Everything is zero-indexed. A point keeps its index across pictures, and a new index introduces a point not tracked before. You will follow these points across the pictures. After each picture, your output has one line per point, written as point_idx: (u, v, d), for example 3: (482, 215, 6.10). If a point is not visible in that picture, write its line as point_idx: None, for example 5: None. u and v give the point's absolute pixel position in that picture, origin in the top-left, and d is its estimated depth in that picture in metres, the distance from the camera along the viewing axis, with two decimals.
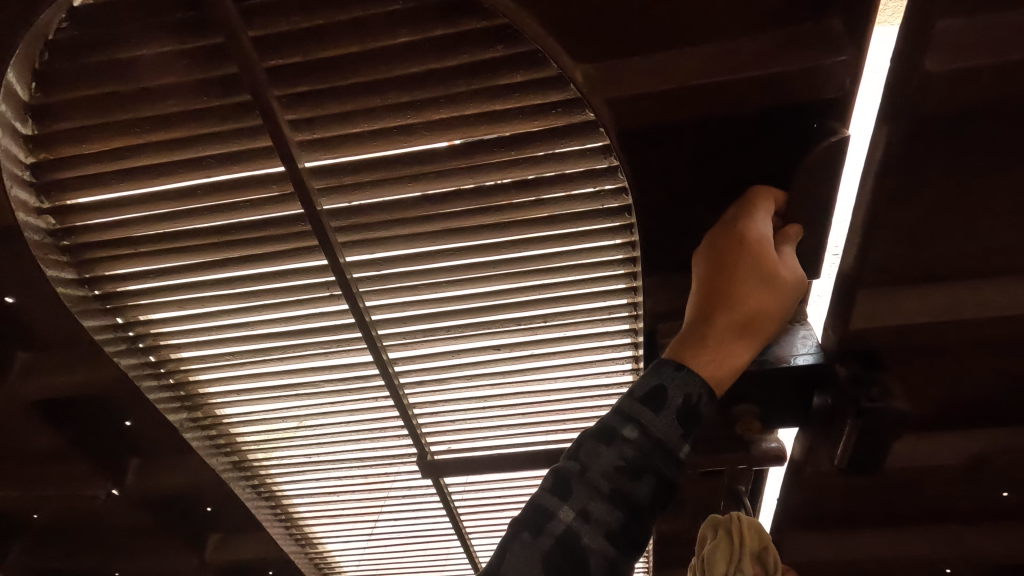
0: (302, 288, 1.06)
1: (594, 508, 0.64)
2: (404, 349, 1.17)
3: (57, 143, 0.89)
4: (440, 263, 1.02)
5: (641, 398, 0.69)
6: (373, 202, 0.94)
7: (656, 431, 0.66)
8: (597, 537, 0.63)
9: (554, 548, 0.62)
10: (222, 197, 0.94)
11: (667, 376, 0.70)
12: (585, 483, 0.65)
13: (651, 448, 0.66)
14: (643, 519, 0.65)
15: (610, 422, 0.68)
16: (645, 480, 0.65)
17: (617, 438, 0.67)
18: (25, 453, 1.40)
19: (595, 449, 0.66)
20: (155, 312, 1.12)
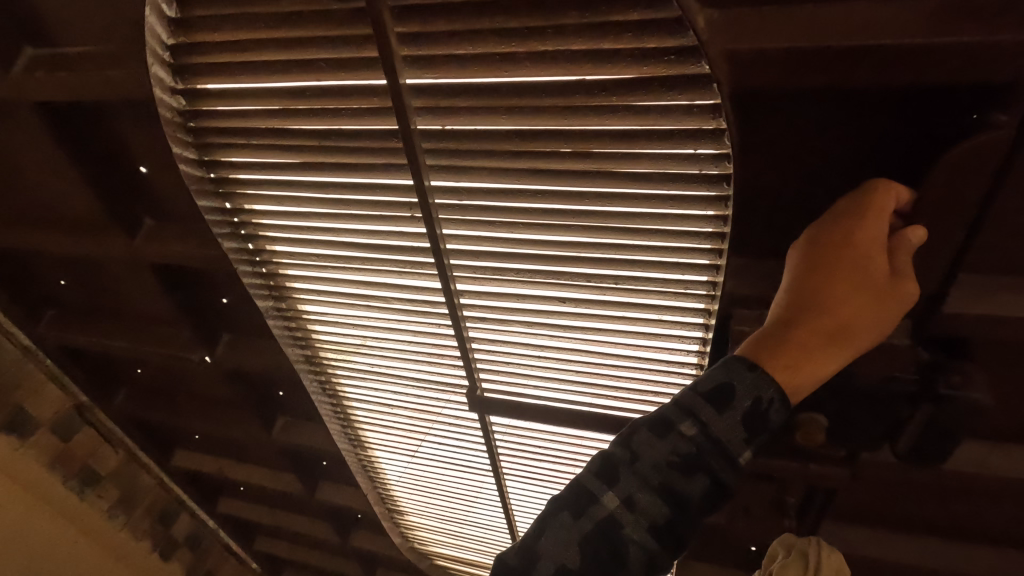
0: (388, 205, 1.10)
1: (639, 498, 0.67)
2: (473, 285, 1.18)
3: (196, 28, 0.96)
4: (521, 203, 1.01)
5: (706, 393, 0.68)
6: (466, 128, 0.93)
7: (716, 430, 0.66)
8: (639, 528, 0.66)
9: (594, 532, 0.67)
10: (329, 102, 0.98)
11: (740, 376, 0.68)
12: (633, 470, 0.68)
13: (708, 445, 0.66)
14: (688, 516, 0.67)
15: (669, 412, 0.69)
16: (696, 479, 0.66)
17: (673, 430, 0.67)
18: (146, 307, 1.64)
19: (649, 442, 0.68)
20: (259, 204, 1.21)
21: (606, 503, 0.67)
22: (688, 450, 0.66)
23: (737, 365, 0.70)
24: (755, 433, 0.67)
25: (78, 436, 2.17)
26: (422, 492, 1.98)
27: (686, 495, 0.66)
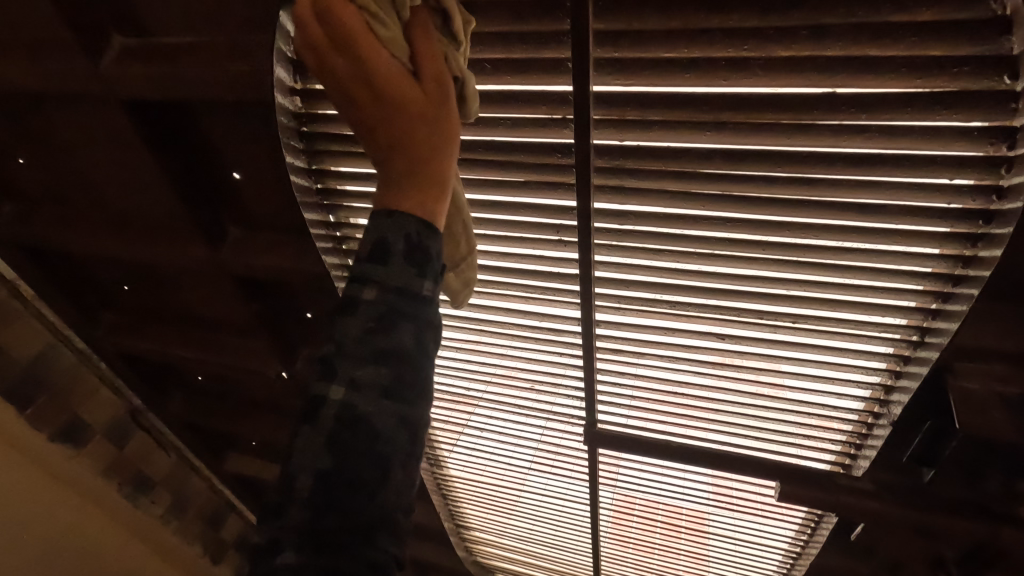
0: (532, 226, 0.95)
1: (376, 272, 0.51)
2: (614, 315, 1.05)
3: None
4: (700, 230, 0.88)
5: (366, 260, 0.51)
6: (654, 145, 0.79)
7: (396, 283, 0.50)
8: (314, 481, 0.46)
9: (320, 449, 0.47)
10: (483, 110, 0.83)
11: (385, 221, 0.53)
12: (345, 335, 0.50)
13: (397, 299, 0.50)
14: (354, 466, 0.47)
15: (346, 300, 0.51)
16: (398, 329, 0.50)
17: (354, 286, 0.51)
18: (217, 314, 1.50)
19: (353, 322, 0.50)
20: (359, 219, 1.08)
21: (328, 418, 0.48)
22: (381, 313, 0.50)
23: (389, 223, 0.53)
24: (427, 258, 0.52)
25: (132, 442, 2.06)
26: (499, 512, 1.87)
27: (377, 405, 0.48)
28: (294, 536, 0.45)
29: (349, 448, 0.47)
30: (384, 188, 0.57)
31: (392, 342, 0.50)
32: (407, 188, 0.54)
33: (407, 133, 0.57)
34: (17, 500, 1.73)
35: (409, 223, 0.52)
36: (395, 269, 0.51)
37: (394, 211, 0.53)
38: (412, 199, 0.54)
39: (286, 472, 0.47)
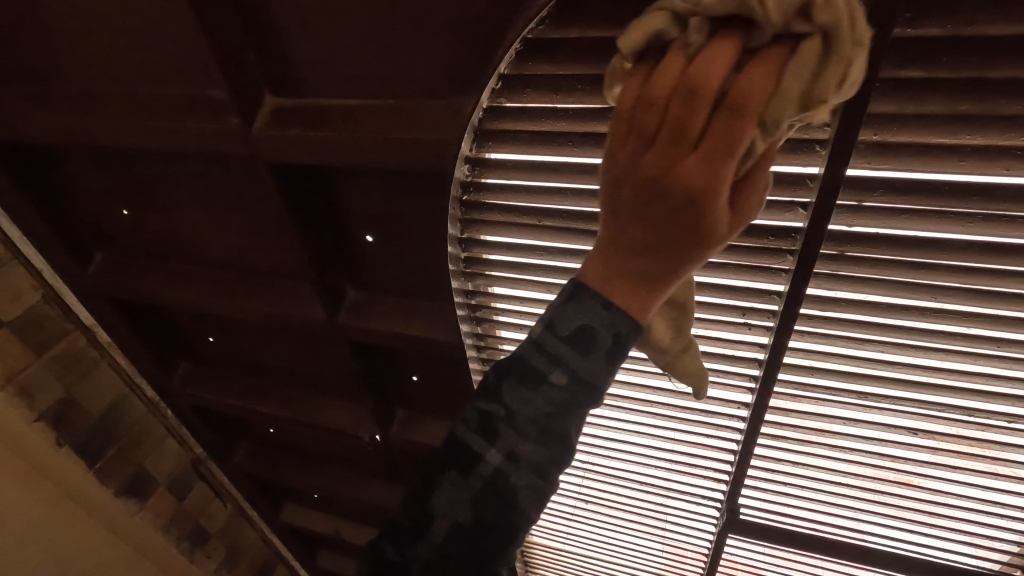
0: (714, 307, 0.86)
1: (565, 351, 0.50)
2: (785, 401, 0.95)
3: (529, 90, 0.73)
4: (920, 323, 0.78)
5: (559, 336, 0.50)
6: (894, 234, 0.70)
7: (584, 370, 0.50)
8: (528, 479, 0.50)
9: (480, 494, 0.50)
10: None
11: (579, 294, 0.50)
12: (517, 405, 0.50)
13: (575, 385, 0.50)
14: (509, 517, 0.51)
15: (527, 368, 0.50)
16: (571, 418, 0.50)
17: (536, 355, 0.50)
18: (312, 370, 1.43)
19: (523, 397, 0.50)
20: (499, 287, 1.00)
21: (480, 478, 0.50)
22: (558, 397, 0.50)
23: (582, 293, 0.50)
24: (615, 345, 0.50)
25: (192, 494, 1.96)
26: None
27: (527, 484, 0.51)
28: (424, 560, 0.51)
29: (495, 507, 0.50)
30: (626, 213, 0.47)
31: (567, 429, 0.50)
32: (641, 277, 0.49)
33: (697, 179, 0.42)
34: (82, 562, 1.63)
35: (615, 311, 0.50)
36: (590, 358, 0.50)
37: (609, 305, 0.49)
38: (624, 290, 0.49)
39: (430, 493, 0.52)
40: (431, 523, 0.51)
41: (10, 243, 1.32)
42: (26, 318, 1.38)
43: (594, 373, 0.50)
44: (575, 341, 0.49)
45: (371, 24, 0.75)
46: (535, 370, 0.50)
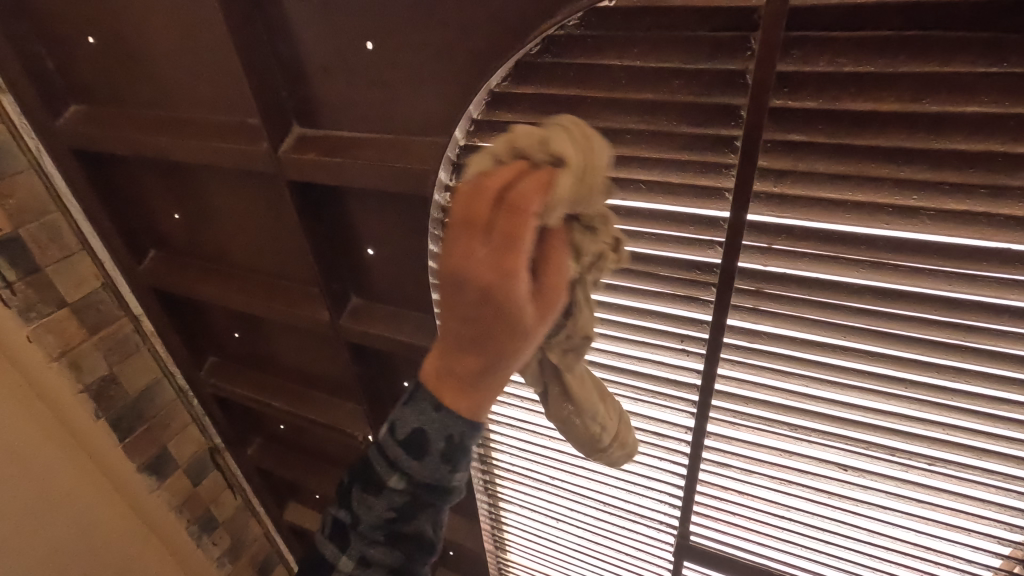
0: (657, 332, 0.96)
1: (438, 420, 0.64)
2: (727, 429, 1.02)
3: (495, 133, 0.87)
4: (836, 360, 0.85)
5: (398, 445, 0.66)
6: (802, 274, 0.79)
7: (421, 475, 0.66)
8: (420, 527, 0.68)
9: (379, 548, 0.69)
10: (628, 224, 0.85)
11: (414, 403, 0.66)
12: (368, 508, 0.68)
13: (414, 488, 0.66)
14: (410, 556, 0.70)
15: (376, 473, 0.67)
16: (454, 472, 0.67)
17: (386, 469, 0.67)
18: (319, 370, 1.57)
19: (403, 458, 0.66)
20: None
21: (343, 568, 0.70)
22: (399, 500, 0.67)
23: (422, 397, 0.66)
24: (458, 455, 0.66)
25: (206, 481, 2.09)
26: None
27: (383, 575, 0.69)
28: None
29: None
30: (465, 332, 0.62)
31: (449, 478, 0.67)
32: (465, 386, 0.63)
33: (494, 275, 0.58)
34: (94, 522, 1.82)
35: (453, 423, 0.64)
36: (462, 419, 0.64)
37: (441, 409, 0.64)
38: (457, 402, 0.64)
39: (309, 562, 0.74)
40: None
41: (83, 236, 1.55)
42: (85, 302, 1.60)
43: (439, 478, 0.66)
44: (415, 447, 0.65)
45: (374, 74, 0.92)
46: (378, 477, 0.67)
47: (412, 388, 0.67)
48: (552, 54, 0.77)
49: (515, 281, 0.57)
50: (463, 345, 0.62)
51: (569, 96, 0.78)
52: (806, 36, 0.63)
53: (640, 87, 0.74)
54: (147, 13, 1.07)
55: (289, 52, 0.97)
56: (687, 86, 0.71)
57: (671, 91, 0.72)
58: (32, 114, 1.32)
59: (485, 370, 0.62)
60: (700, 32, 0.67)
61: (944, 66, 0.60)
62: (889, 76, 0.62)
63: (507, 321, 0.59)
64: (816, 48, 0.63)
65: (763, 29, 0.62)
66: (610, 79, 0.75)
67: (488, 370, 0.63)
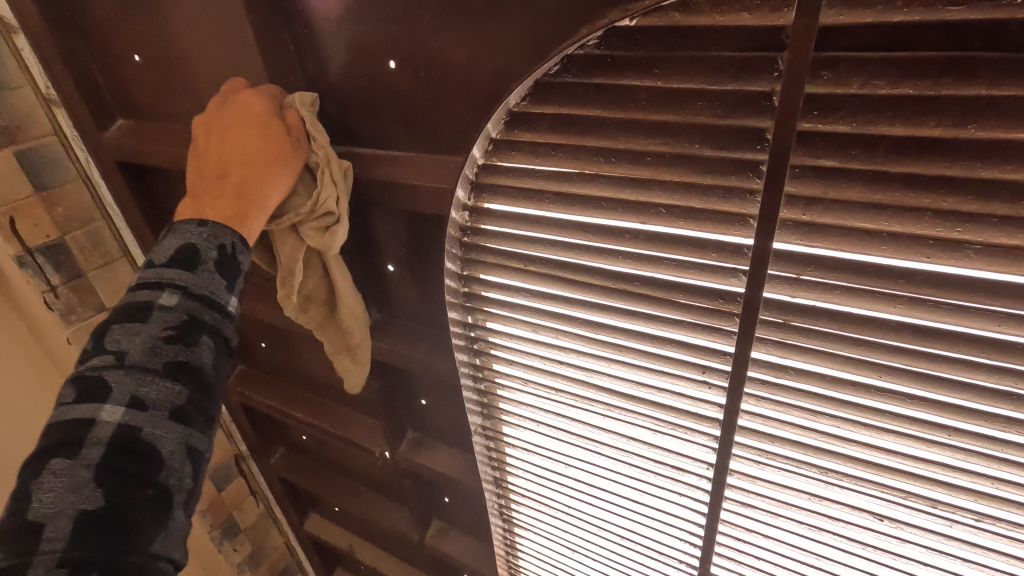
0: (677, 361, 0.92)
1: (235, 264, 0.87)
2: (751, 466, 0.96)
3: (514, 152, 0.86)
4: (871, 401, 0.79)
5: (167, 262, 0.83)
6: (833, 308, 0.73)
7: (198, 287, 0.83)
8: (189, 354, 0.81)
9: (160, 378, 0.78)
10: (648, 249, 0.82)
11: (175, 230, 0.84)
12: (133, 336, 0.78)
13: (191, 303, 0.82)
14: (188, 400, 0.80)
15: (143, 298, 0.81)
16: (215, 307, 0.85)
17: (157, 290, 0.81)
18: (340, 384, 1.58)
19: (182, 276, 0.82)
20: (494, 323, 1.11)
21: (105, 417, 0.73)
22: (175, 319, 0.80)
23: (179, 224, 0.85)
24: (228, 273, 0.86)
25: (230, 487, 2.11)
26: None
27: (183, 428, 0.79)
28: (74, 506, 0.68)
29: (164, 452, 0.76)
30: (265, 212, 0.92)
31: (212, 315, 0.84)
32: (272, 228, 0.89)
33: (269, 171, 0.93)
34: None
35: (221, 234, 0.85)
36: (225, 263, 0.86)
37: (205, 224, 0.85)
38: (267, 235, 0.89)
39: (87, 440, 0.72)
40: (93, 457, 0.72)
41: (124, 244, 1.62)
42: None
43: (215, 293, 0.84)
44: (188, 262, 0.83)
45: (398, 91, 0.93)
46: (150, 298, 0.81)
47: (169, 225, 0.86)
48: (572, 73, 0.76)
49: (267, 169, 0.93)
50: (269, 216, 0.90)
51: (589, 116, 0.77)
52: (838, 57, 0.59)
53: (661, 109, 0.71)
54: (187, 32, 1.12)
55: (317, 69, 0.99)
56: (710, 108, 0.68)
57: (693, 113, 0.69)
58: (82, 127, 1.40)
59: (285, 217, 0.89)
60: (724, 53, 0.65)
61: (992, 89, 0.56)
62: (930, 99, 0.58)
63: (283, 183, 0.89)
64: (850, 69, 0.60)
65: (790, 49, 0.59)
66: (630, 100, 0.73)
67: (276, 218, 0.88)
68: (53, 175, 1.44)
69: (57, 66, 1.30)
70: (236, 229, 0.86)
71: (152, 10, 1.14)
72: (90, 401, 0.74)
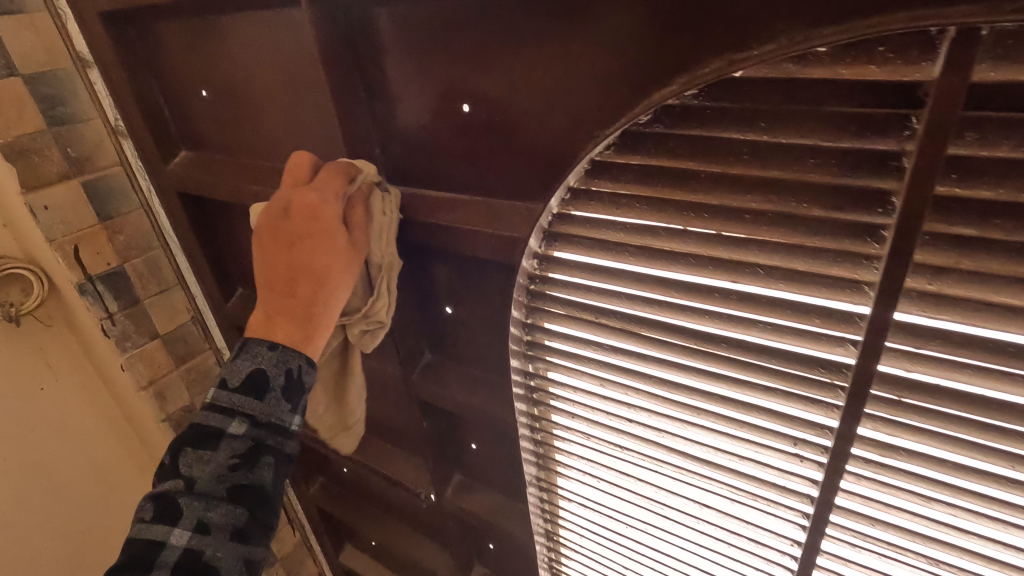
0: (764, 430, 0.84)
1: (284, 389, 0.92)
2: (845, 548, 0.87)
3: (594, 202, 0.81)
4: (998, 492, 0.70)
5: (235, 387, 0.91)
6: (959, 387, 0.65)
7: (264, 413, 0.92)
8: (247, 472, 0.90)
9: (215, 486, 0.88)
10: (740, 311, 0.75)
11: (248, 351, 0.91)
12: (207, 460, 0.90)
13: (257, 429, 0.92)
14: (248, 521, 0.89)
15: (221, 420, 0.92)
16: (271, 428, 0.93)
17: (230, 414, 0.92)
18: (387, 422, 1.54)
19: (251, 398, 0.91)
20: (556, 373, 1.05)
21: (173, 543, 0.85)
22: (243, 444, 0.91)
23: (252, 346, 0.91)
24: (292, 396, 0.93)
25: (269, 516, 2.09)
26: None
27: (243, 546, 0.88)
28: None
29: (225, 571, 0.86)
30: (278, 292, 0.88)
31: (271, 435, 0.93)
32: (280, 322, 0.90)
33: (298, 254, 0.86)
34: None
35: (291, 359, 0.90)
36: (276, 392, 0.92)
37: (274, 348, 0.90)
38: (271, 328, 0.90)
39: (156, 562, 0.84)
40: None
41: (179, 272, 1.63)
42: (176, 334, 1.67)
43: (279, 417, 0.93)
44: (260, 388, 0.91)
45: (470, 135, 0.89)
46: (222, 423, 0.92)
47: (243, 342, 0.93)
48: (664, 123, 0.70)
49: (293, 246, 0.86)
50: (278, 297, 0.89)
51: (680, 168, 0.71)
52: (988, 117, 0.53)
53: (766, 164, 0.65)
54: (256, 70, 1.11)
55: (387, 111, 0.97)
56: (824, 166, 0.62)
57: (803, 170, 0.63)
58: (148, 159, 1.42)
59: (280, 308, 0.89)
60: (845, 108, 0.59)
61: None
62: None
63: (293, 273, 0.86)
64: (1001, 129, 0.53)
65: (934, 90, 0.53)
66: (730, 154, 0.67)
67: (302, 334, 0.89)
68: (116, 204, 1.46)
69: (128, 99, 1.32)
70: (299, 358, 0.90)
71: (222, 47, 1.14)
72: (164, 522, 0.85)
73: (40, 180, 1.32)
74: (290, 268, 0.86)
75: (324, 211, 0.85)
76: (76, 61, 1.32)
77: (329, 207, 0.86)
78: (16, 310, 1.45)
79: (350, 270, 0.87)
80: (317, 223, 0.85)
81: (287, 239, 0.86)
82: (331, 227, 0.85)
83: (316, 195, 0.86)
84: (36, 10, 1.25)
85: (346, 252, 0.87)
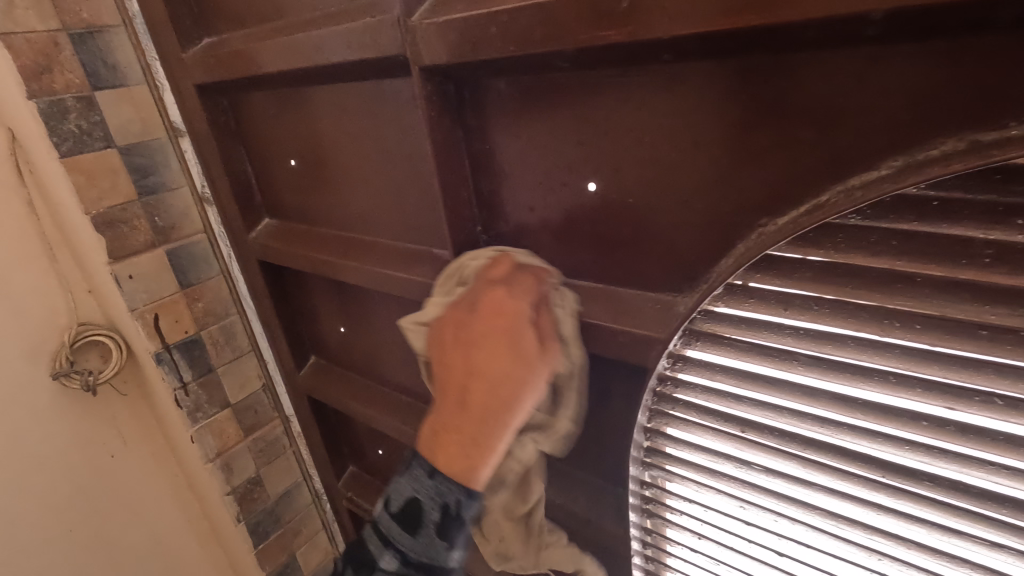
0: None
1: (434, 532, 0.78)
2: None
3: (758, 300, 0.67)
4: None
5: (394, 514, 0.81)
6: None
7: (418, 551, 0.79)
8: None
9: None
10: (959, 444, 0.59)
11: (409, 475, 0.80)
12: None
13: (411, 567, 0.80)
14: None
15: (375, 550, 0.83)
16: (428, 569, 0.80)
17: (384, 546, 0.82)
18: None
19: (404, 533, 0.80)
20: (676, 485, 0.89)
21: None
22: None
23: (416, 465, 0.80)
24: (447, 532, 0.78)
25: None
26: None
27: None
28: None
29: None
30: (448, 404, 0.77)
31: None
32: (455, 439, 0.75)
33: (479, 355, 0.74)
34: None
35: (448, 495, 0.76)
36: (428, 531, 0.78)
37: (434, 476, 0.77)
38: (442, 452, 0.76)
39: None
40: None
41: (253, 338, 1.58)
42: (245, 404, 1.60)
43: (435, 555, 0.79)
44: (415, 523, 0.79)
45: (595, 217, 0.78)
46: (377, 552, 0.83)
47: (408, 458, 0.82)
48: (868, 215, 0.57)
49: (468, 349, 0.76)
50: (454, 414, 0.76)
51: (885, 268, 0.57)
52: None
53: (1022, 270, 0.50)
54: (350, 143, 1.06)
55: (492, 187, 0.87)
56: None
57: None
58: (231, 227, 1.38)
59: (458, 425, 0.75)
60: None
61: None
62: None
63: (472, 376, 0.75)
64: None
65: None
66: (964, 255, 0.53)
67: (471, 446, 0.74)
68: (197, 272, 1.43)
69: (217, 169, 1.30)
70: (462, 484, 0.75)
71: (316, 118, 1.10)
72: None
73: (127, 251, 1.30)
74: (466, 372, 0.75)
75: (510, 309, 0.75)
76: (169, 130, 1.32)
77: (516, 311, 0.75)
78: (94, 379, 1.39)
79: (533, 379, 0.73)
80: (500, 328, 0.74)
81: (471, 343, 0.76)
82: (515, 332, 0.74)
83: (503, 292, 0.77)
84: (136, 83, 1.26)
85: (531, 361, 0.74)
